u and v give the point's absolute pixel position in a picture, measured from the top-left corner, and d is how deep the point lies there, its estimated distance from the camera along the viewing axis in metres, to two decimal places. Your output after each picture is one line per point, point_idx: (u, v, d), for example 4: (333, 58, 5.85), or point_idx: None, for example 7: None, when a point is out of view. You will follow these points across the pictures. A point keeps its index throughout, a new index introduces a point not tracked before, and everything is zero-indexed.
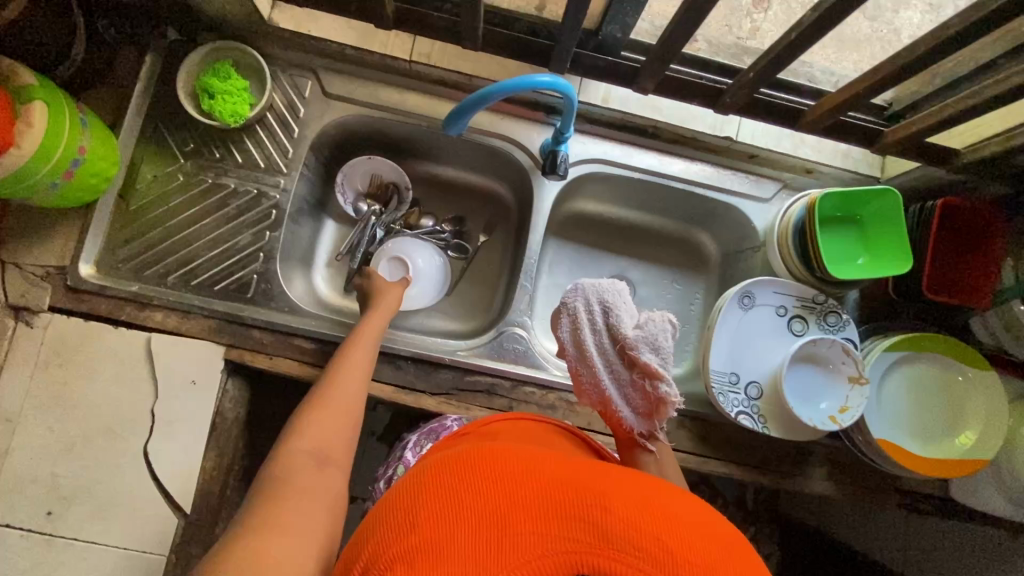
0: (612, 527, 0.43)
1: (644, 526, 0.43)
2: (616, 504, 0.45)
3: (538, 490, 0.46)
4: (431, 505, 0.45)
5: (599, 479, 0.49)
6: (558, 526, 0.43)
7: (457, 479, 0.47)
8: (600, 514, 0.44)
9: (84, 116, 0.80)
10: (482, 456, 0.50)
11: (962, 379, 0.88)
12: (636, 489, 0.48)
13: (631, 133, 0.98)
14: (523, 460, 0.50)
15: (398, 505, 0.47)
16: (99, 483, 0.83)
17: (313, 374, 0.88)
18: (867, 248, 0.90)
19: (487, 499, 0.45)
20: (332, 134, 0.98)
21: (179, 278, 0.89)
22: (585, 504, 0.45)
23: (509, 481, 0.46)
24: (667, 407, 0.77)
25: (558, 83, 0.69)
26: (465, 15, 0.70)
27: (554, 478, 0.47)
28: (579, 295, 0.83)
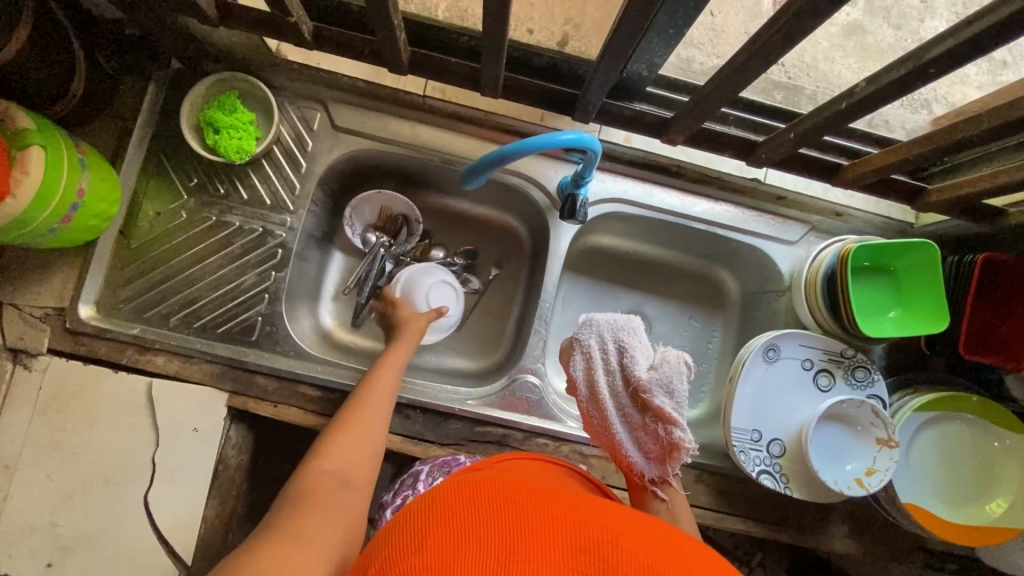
0: (630, 566, 0.42)
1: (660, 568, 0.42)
2: (632, 544, 0.45)
3: (552, 525, 0.45)
4: (445, 520, 0.44)
5: (614, 521, 0.48)
6: (574, 559, 0.42)
7: (475, 501, 0.47)
8: (615, 555, 0.43)
9: (84, 156, 0.77)
10: (498, 487, 0.50)
11: (998, 445, 0.84)
12: (650, 535, 0.48)
13: (654, 172, 0.94)
14: (540, 498, 0.50)
15: (407, 520, 0.46)
16: (99, 533, 0.80)
17: (318, 423, 0.85)
18: (900, 301, 0.86)
19: (504, 522, 0.45)
20: (341, 167, 0.94)
21: (182, 320, 0.86)
22: (601, 540, 0.44)
23: (527, 511, 0.46)
24: (681, 453, 0.73)
25: (584, 139, 0.65)
26: (486, 64, 0.66)
27: (571, 515, 0.47)
28: (592, 331, 0.79)
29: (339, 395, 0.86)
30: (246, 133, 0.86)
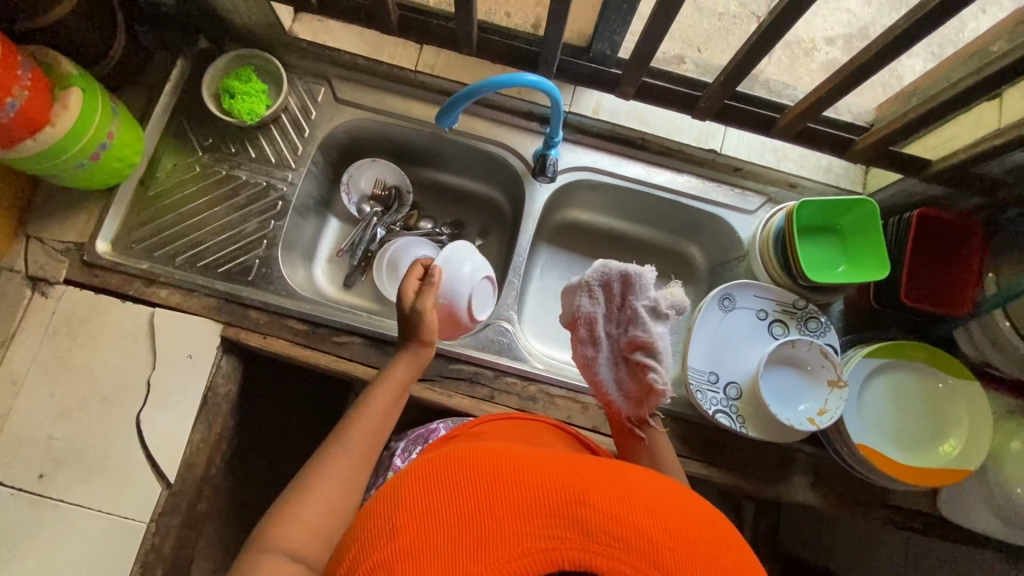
0: (591, 521, 0.44)
1: (620, 516, 0.45)
2: (593, 497, 0.46)
3: (520, 488, 0.47)
4: (413, 506, 0.47)
5: (578, 470, 0.50)
6: (538, 521, 0.44)
7: (440, 478, 0.49)
8: (578, 510, 0.45)
9: (116, 106, 0.88)
10: (463, 458, 0.51)
11: (942, 386, 0.89)
12: (615, 479, 0.50)
13: (621, 145, 1.04)
14: (506, 456, 0.51)
15: (381, 510, 0.49)
16: (90, 448, 0.86)
17: (302, 354, 0.92)
18: (847, 256, 0.93)
19: (468, 495, 0.47)
20: (340, 136, 1.05)
21: (187, 260, 0.95)
22: (562, 496, 0.46)
23: (489, 477, 0.48)
24: (656, 396, 0.74)
25: (542, 82, 0.78)
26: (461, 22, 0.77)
27: (536, 472, 0.49)
28: (601, 274, 0.78)
29: (325, 330, 0.93)
30: (258, 100, 0.98)
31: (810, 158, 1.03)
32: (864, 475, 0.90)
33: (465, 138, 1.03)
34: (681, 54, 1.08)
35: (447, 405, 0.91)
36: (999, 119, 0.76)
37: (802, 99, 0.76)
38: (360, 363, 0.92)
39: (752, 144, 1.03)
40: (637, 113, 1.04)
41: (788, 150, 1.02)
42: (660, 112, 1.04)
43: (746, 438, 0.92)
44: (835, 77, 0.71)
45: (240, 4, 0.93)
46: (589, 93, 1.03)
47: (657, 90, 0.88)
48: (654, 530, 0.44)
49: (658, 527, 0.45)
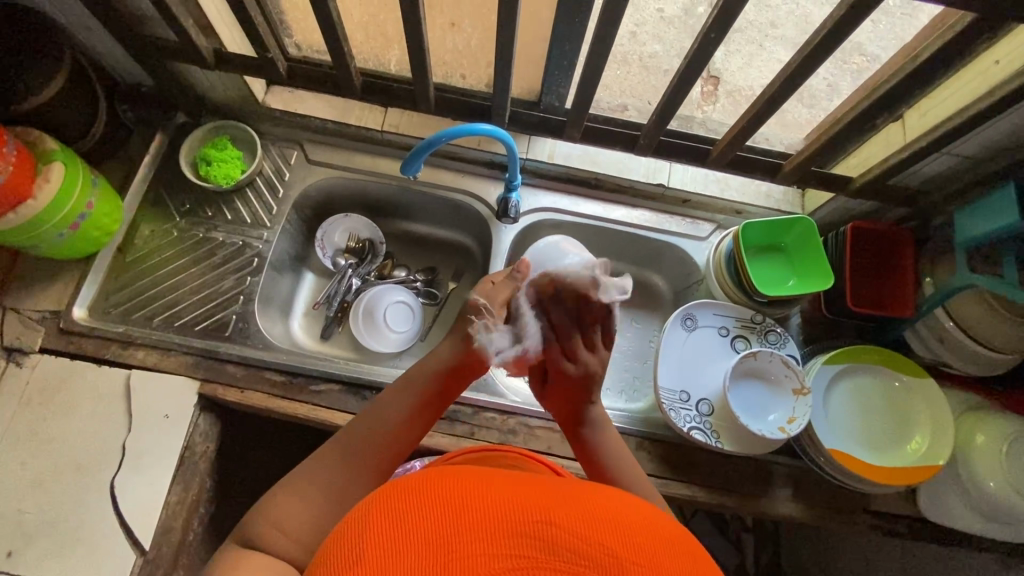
0: (562, 541, 0.40)
1: (594, 534, 0.41)
2: (563, 513, 0.42)
3: (489, 508, 0.42)
4: (380, 525, 0.41)
5: (555, 491, 0.45)
6: (507, 543, 0.39)
7: (413, 498, 0.43)
8: (549, 529, 0.40)
9: (96, 178, 0.93)
10: (437, 475, 0.45)
11: (899, 385, 0.93)
12: (594, 499, 0.45)
13: (577, 186, 1.12)
14: (481, 477, 0.46)
15: (344, 534, 0.42)
16: (62, 519, 0.83)
17: (281, 406, 0.92)
18: (795, 270, 1.00)
19: (438, 517, 0.41)
20: (313, 194, 1.11)
21: (163, 320, 0.97)
22: (534, 515, 0.41)
23: (460, 499, 0.42)
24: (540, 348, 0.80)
25: (496, 132, 0.86)
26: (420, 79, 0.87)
27: (507, 493, 0.44)
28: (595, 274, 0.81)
29: (302, 378, 0.94)
30: (233, 165, 1.04)
31: (750, 187, 1.11)
32: (851, 485, 0.92)
33: (432, 188, 1.10)
34: (624, 102, 1.18)
35: (427, 446, 0.92)
36: (905, 137, 0.86)
37: (725, 133, 0.88)
38: (338, 410, 0.93)
39: (696, 177, 1.12)
40: (588, 155, 1.12)
41: (729, 180, 1.11)
42: (610, 154, 1.13)
43: (723, 454, 0.94)
44: (751, 110, 0.81)
45: (215, 80, 1.01)
46: (542, 142, 1.13)
47: (603, 132, 0.97)
48: (626, 546, 0.41)
49: (634, 545, 0.41)
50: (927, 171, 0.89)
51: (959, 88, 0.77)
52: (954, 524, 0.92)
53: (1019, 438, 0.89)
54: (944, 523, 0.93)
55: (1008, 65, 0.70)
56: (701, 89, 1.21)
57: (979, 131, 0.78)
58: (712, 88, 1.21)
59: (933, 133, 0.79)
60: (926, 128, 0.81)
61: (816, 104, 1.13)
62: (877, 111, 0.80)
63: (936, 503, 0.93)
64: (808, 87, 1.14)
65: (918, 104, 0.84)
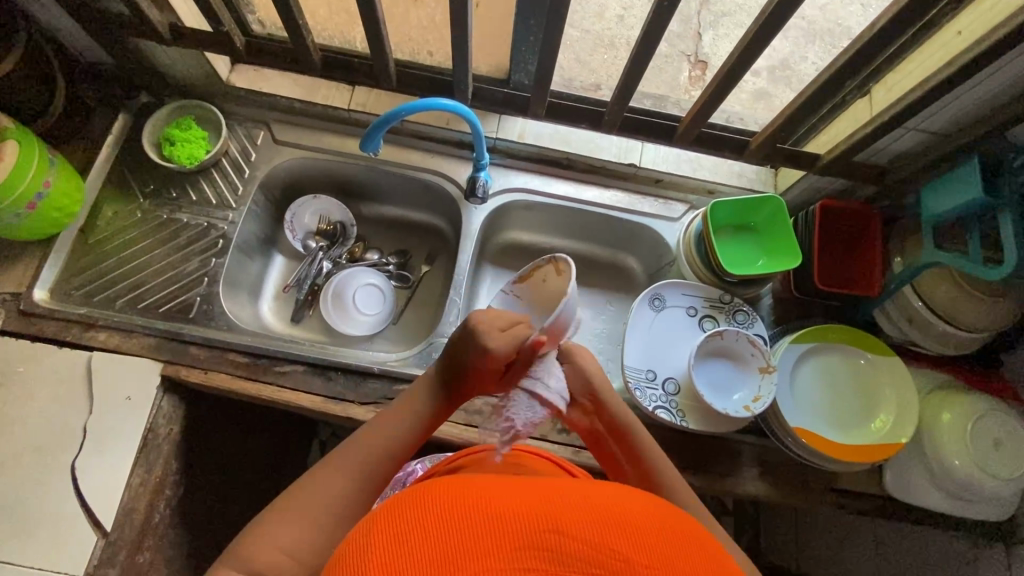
0: (571, 550, 0.40)
1: (605, 540, 0.41)
2: (571, 521, 0.41)
3: (494, 519, 0.41)
4: (385, 548, 0.40)
5: (558, 493, 0.45)
6: (516, 556, 0.39)
7: (415, 518, 0.42)
8: (558, 540, 0.40)
9: (54, 158, 0.91)
10: (442, 487, 0.45)
11: (865, 363, 0.93)
12: (600, 501, 0.45)
13: (548, 165, 1.10)
14: (482, 486, 0.45)
15: (349, 558, 0.41)
16: (22, 501, 0.83)
17: (245, 387, 0.92)
18: (765, 250, 0.99)
19: (444, 534, 0.40)
20: (280, 176, 1.09)
21: (127, 302, 0.96)
22: (540, 524, 0.41)
23: (463, 513, 0.42)
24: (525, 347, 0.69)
25: (459, 107, 0.85)
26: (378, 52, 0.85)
27: (512, 500, 0.43)
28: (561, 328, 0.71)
29: (267, 360, 0.93)
30: (198, 145, 1.03)
31: (723, 166, 1.10)
32: (818, 463, 0.92)
33: (402, 169, 1.09)
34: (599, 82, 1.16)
35: None
36: (871, 112, 0.85)
37: (690, 109, 0.87)
38: (303, 391, 0.92)
39: (669, 156, 1.10)
40: (560, 134, 1.10)
41: (701, 159, 1.09)
42: (582, 133, 1.11)
43: (690, 434, 0.94)
44: (714, 85, 0.80)
45: (176, 57, 0.99)
46: (513, 121, 1.10)
47: (569, 109, 0.96)
48: (636, 549, 0.41)
49: (644, 547, 0.41)
50: (899, 144, 0.87)
51: (923, 61, 0.76)
52: (918, 502, 0.93)
53: (984, 416, 0.89)
54: (909, 501, 0.93)
55: (969, 35, 0.69)
56: (689, 74, 1.20)
57: (956, 96, 0.75)
58: (700, 72, 1.20)
59: (895, 107, 0.78)
60: (890, 102, 0.80)
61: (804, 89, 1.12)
62: (841, 85, 0.79)
63: (902, 482, 0.93)
64: (796, 71, 1.13)
65: (885, 78, 0.83)
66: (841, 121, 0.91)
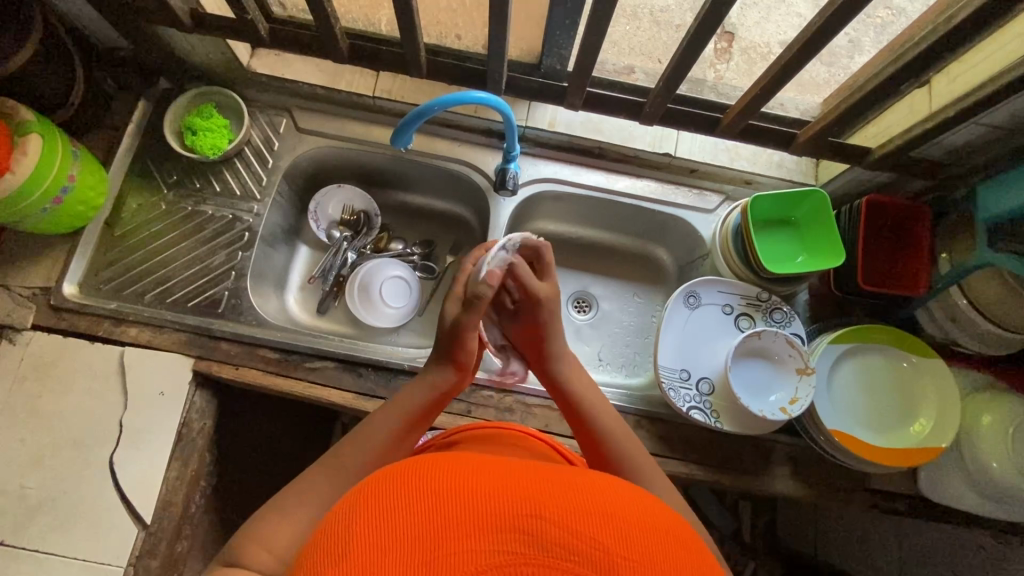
0: (550, 535, 0.37)
1: (588, 530, 0.38)
2: (554, 503, 0.39)
3: (474, 498, 0.39)
4: (363, 518, 0.39)
5: (547, 476, 0.42)
6: (492, 539, 0.37)
7: (395, 490, 0.41)
8: (536, 525, 0.37)
9: (77, 149, 0.89)
10: (425, 462, 0.43)
11: (907, 366, 0.91)
12: (589, 485, 0.42)
13: (578, 154, 1.07)
14: (468, 462, 0.43)
15: (332, 527, 0.41)
16: (62, 494, 0.84)
17: (276, 382, 0.92)
18: (805, 246, 0.96)
19: (420, 510, 0.39)
20: (304, 165, 1.06)
21: (155, 297, 0.96)
22: (521, 506, 0.38)
23: (443, 491, 0.40)
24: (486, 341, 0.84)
25: (490, 98, 0.81)
26: (408, 36, 0.81)
27: (496, 480, 0.41)
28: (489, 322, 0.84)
29: (297, 356, 0.93)
30: (220, 134, 1.00)
31: (762, 156, 1.06)
32: (852, 464, 0.90)
33: (428, 158, 1.05)
34: (630, 63, 1.11)
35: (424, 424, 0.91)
36: (930, 104, 0.80)
37: (737, 101, 0.83)
38: (333, 387, 0.92)
39: (705, 145, 1.06)
40: (592, 122, 1.06)
41: (739, 149, 1.05)
42: (615, 120, 1.07)
43: (722, 434, 0.93)
44: (767, 75, 0.76)
45: (195, 43, 0.96)
46: (543, 109, 1.06)
47: (605, 98, 0.92)
48: (618, 542, 0.38)
49: (628, 542, 0.38)
50: (955, 138, 0.82)
51: (995, 51, 0.71)
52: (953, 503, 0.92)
53: None
54: (945, 503, 0.92)
55: None
56: (714, 46, 1.14)
57: (1016, 97, 0.70)
58: (726, 45, 1.14)
59: (961, 102, 0.74)
60: (954, 95, 0.76)
61: (835, 63, 1.05)
62: (903, 76, 0.74)
63: (936, 484, 0.92)
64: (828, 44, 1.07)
65: (949, 68, 0.78)
66: (899, 113, 0.87)
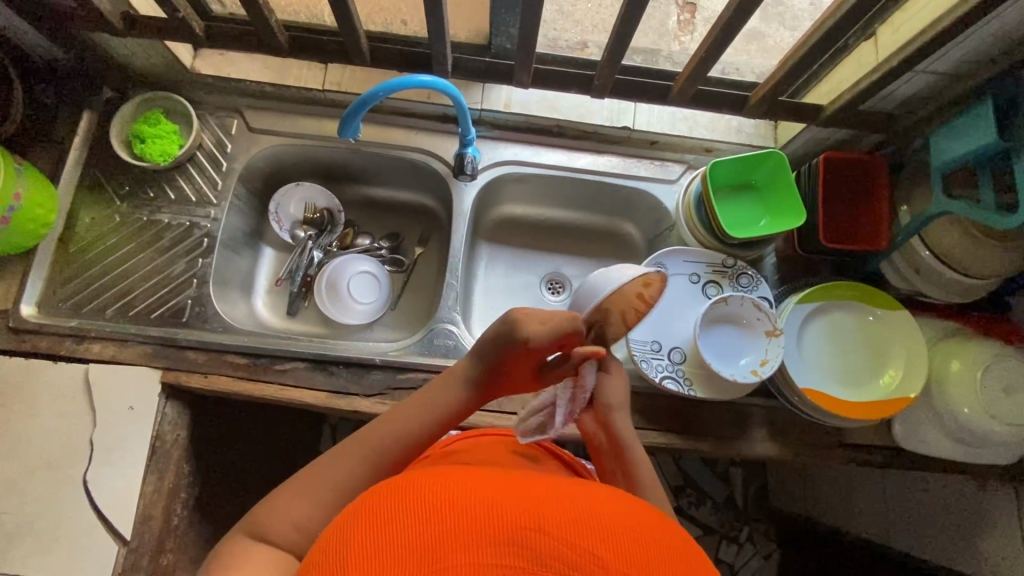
0: (549, 549, 0.38)
1: (587, 544, 0.38)
2: (553, 518, 0.40)
3: (476, 512, 0.40)
4: (363, 534, 0.40)
5: (545, 492, 0.44)
6: (492, 551, 0.37)
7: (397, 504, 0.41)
8: (534, 537, 0.38)
9: (20, 166, 0.86)
10: (427, 479, 0.44)
11: (873, 319, 0.92)
12: (584, 499, 0.43)
13: (538, 134, 1.06)
14: (473, 479, 0.44)
15: (330, 542, 0.41)
16: (38, 516, 0.83)
17: (246, 388, 0.91)
18: (767, 209, 0.96)
19: (420, 523, 0.39)
20: (260, 165, 1.04)
21: (118, 310, 0.94)
22: (521, 522, 0.39)
23: (439, 507, 0.40)
24: None
25: (438, 82, 0.80)
26: (347, 24, 0.79)
27: (496, 494, 0.42)
28: None
29: (267, 360, 0.92)
30: (170, 141, 0.98)
31: (720, 122, 1.05)
32: (825, 421, 0.91)
33: (386, 149, 1.04)
34: (584, 38, 1.09)
35: None
36: (877, 55, 0.81)
37: (685, 67, 0.82)
38: (306, 387, 0.91)
39: (663, 115, 1.05)
40: (548, 100, 1.05)
41: (697, 117, 1.04)
42: (570, 97, 1.06)
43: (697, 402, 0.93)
44: (711, 38, 0.75)
45: (134, 47, 0.93)
46: (498, 90, 1.05)
47: (556, 74, 0.91)
48: (616, 553, 0.39)
49: (624, 554, 0.39)
50: (906, 88, 0.82)
51: None
52: (927, 452, 0.93)
53: (994, 362, 0.88)
54: (919, 452, 0.94)
55: None
56: (677, 18, 1.12)
57: (980, 25, 0.68)
58: (689, 15, 1.11)
59: (906, 50, 0.74)
60: (899, 44, 0.76)
61: (798, 26, 1.02)
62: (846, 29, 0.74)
63: (911, 433, 0.93)
64: (788, 5, 1.02)
65: (892, 18, 0.78)
66: (850, 67, 0.86)
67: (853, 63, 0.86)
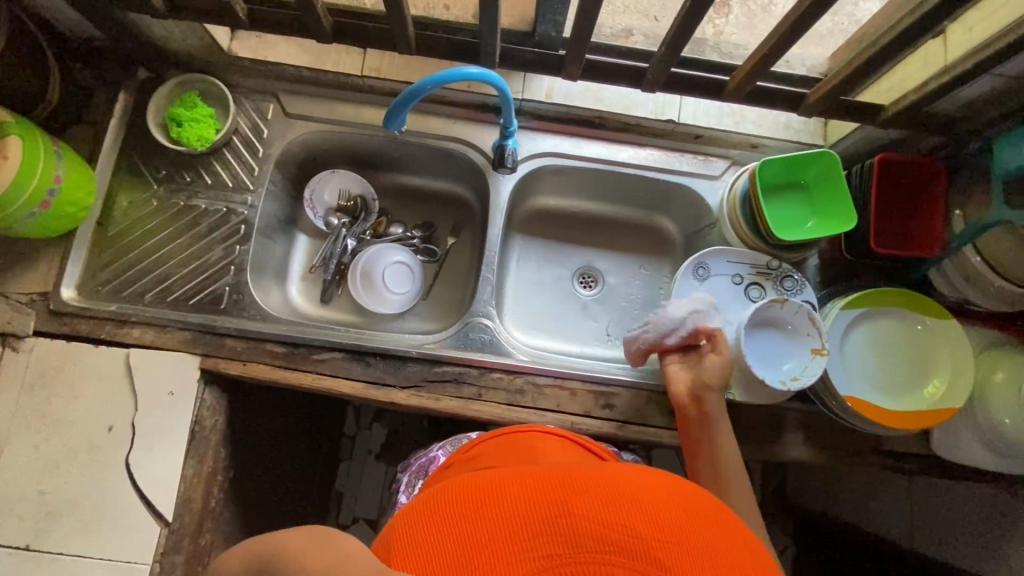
0: (583, 531, 0.39)
1: (620, 518, 0.40)
2: (583, 502, 0.41)
3: (511, 511, 0.42)
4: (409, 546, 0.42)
5: (578, 478, 0.45)
6: (530, 545, 0.39)
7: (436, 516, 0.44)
8: (567, 522, 0.40)
9: (59, 148, 0.86)
10: (463, 487, 0.46)
11: (921, 329, 0.90)
12: (616, 482, 0.44)
13: (578, 125, 1.03)
14: (507, 478, 0.46)
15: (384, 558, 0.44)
16: (83, 497, 0.85)
17: (284, 376, 0.91)
18: (816, 211, 0.93)
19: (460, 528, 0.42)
20: (296, 151, 1.03)
21: (156, 296, 0.94)
22: (553, 510, 0.41)
23: (472, 508, 0.43)
24: None
25: (485, 73, 0.77)
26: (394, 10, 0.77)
27: (528, 490, 0.43)
28: None
29: (304, 349, 0.92)
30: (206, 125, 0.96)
31: (768, 118, 1.02)
32: (862, 429, 0.90)
33: (424, 136, 1.02)
34: (628, 24, 1.05)
35: (436, 409, 0.92)
36: (946, 55, 0.77)
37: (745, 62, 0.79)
38: (342, 377, 0.92)
39: (710, 108, 1.02)
40: (591, 91, 1.02)
41: (745, 111, 1.01)
42: (615, 88, 1.03)
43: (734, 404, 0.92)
44: (775, 34, 0.72)
45: (171, 28, 0.91)
46: (540, 80, 1.02)
47: (605, 65, 0.88)
48: (649, 525, 0.40)
49: (657, 526, 0.40)
50: (970, 91, 0.78)
51: None
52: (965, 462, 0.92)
53: None
54: (957, 461, 0.93)
55: None
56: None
57: None
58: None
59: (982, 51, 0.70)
60: (973, 44, 0.72)
61: None
62: (919, 29, 0.70)
63: (950, 442, 0.92)
64: None
65: (966, 16, 0.74)
66: (914, 65, 0.83)
67: (919, 61, 0.82)
